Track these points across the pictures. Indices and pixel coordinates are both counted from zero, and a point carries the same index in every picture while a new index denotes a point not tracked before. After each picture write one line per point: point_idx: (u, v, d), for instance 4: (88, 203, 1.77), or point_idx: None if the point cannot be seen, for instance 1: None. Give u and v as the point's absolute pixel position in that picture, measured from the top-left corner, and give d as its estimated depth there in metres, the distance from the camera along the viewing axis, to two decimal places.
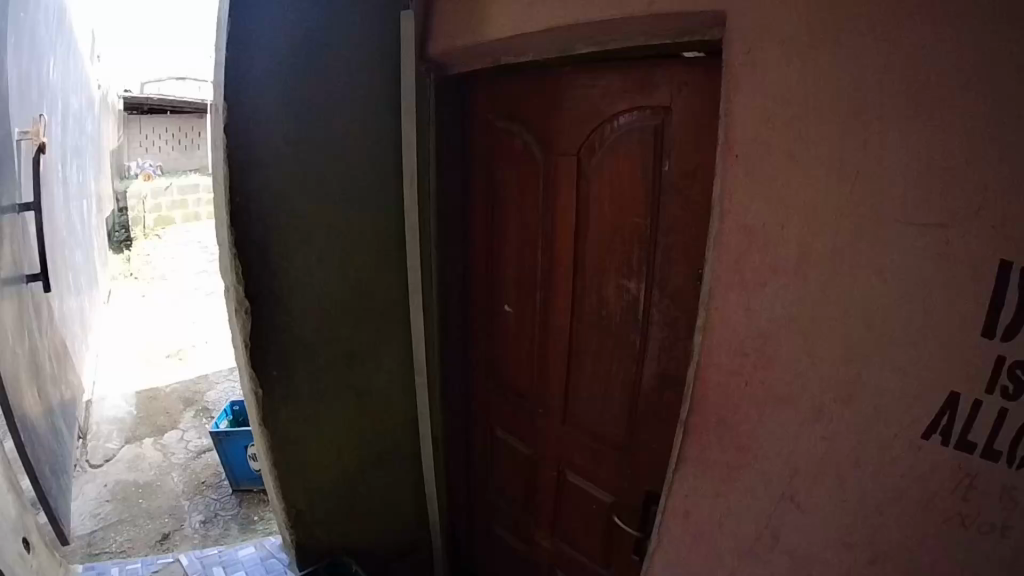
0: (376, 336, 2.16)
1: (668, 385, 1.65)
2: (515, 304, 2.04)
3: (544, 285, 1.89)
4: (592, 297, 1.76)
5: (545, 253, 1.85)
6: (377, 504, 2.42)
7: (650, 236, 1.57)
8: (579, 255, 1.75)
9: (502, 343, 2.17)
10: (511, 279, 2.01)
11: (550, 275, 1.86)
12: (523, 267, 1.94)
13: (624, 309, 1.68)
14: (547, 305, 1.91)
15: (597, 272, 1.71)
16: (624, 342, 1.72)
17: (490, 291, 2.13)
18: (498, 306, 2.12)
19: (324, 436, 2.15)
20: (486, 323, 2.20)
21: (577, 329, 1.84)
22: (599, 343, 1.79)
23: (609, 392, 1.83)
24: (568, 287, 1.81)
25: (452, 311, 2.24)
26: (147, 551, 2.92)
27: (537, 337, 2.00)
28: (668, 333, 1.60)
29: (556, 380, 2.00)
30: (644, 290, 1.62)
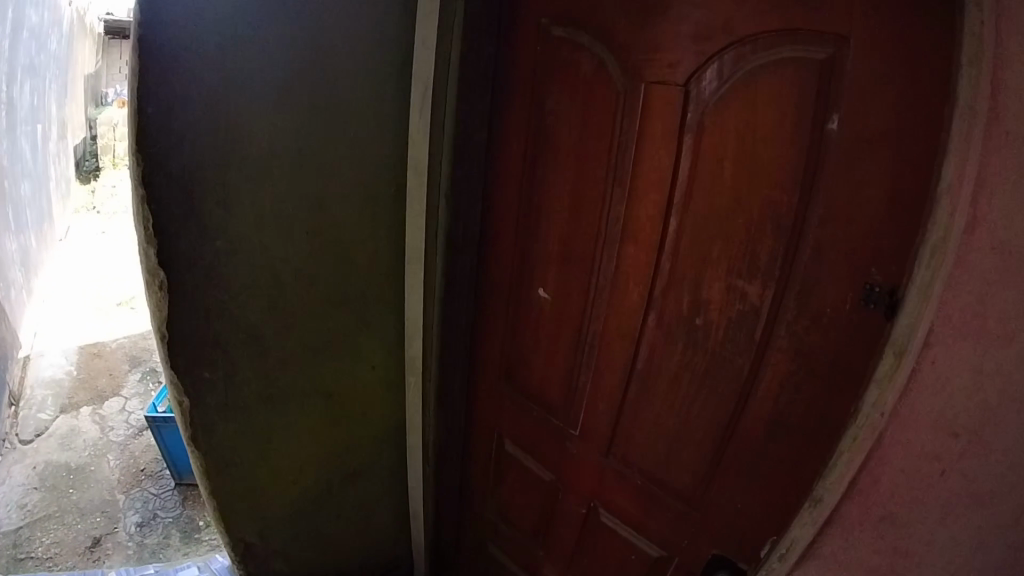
0: (357, 322, 1.53)
1: (779, 440, 1.12)
2: (557, 291, 1.44)
3: (602, 274, 1.33)
4: (680, 296, 1.20)
5: (617, 224, 1.27)
6: (350, 535, 1.84)
7: (792, 220, 1.01)
8: (672, 233, 1.18)
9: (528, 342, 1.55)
10: (549, 259, 1.43)
11: (621, 255, 1.28)
12: (578, 242, 1.36)
13: (730, 322, 1.13)
14: (613, 297, 1.32)
15: (697, 262, 1.15)
16: (722, 370, 1.17)
17: (521, 269, 1.50)
18: (531, 292, 1.51)
19: (283, 454, 1.55)
20: (508, 313, 1.58)
21: (657, 334, 1.27)
22: (686, 360, 1.23)
23: (689, 430, 1.26)
24: (646, 277, 1.25)
25: (456, 291, 1.61)
26: (75, 561, 2.50)
27: (589, 339, 1.41)
28: (791, 369, 1.07)
29: (605, 402, 1.42)
30: (762, 304, 1.08)
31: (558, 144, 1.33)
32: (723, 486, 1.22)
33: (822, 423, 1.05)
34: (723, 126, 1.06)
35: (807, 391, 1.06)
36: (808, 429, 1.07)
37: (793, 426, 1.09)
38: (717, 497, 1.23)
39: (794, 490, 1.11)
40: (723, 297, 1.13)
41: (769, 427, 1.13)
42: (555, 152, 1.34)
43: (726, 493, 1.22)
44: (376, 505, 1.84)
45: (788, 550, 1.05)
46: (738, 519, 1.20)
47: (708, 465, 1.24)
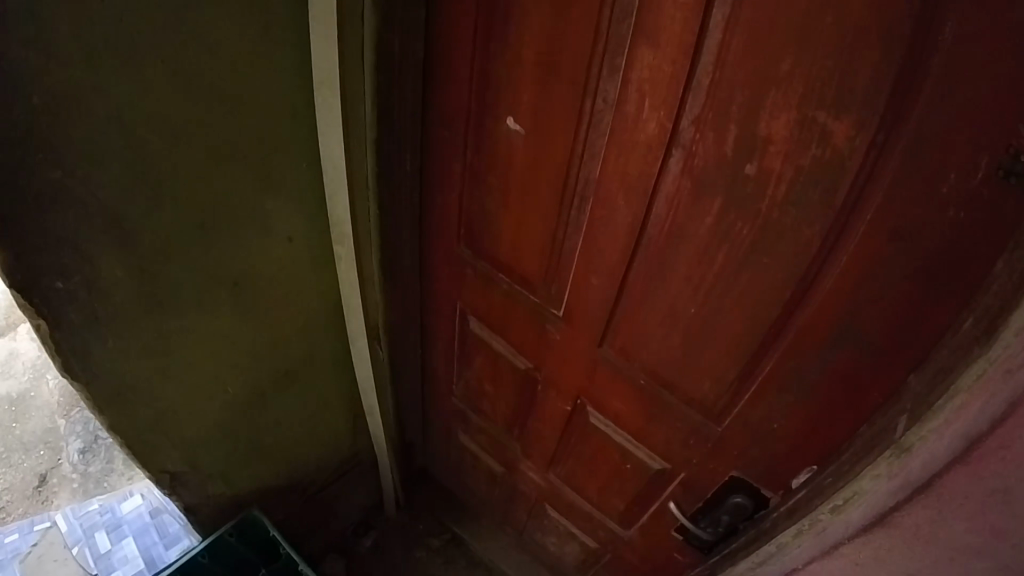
0: (265, 171, 0.93)
1: (843, 347, 0.80)
2: (529, 131, 0.92)
3: (590, 120, 0.86)
4: (716, 144, 0.77)
5: (625, 19, 0.75)
6: (312, 470, 1.39)
7: (930, 15, 0.57)
8: (717, 35, 0.70)
9: (488, 203, 0.99)
10: (514, 81, 0.89)
11: (628, 75, 0.79)
12: (557, 54, 0.83)
13: (794, 183, 0.74)
14: (615, 140, 0.85)
15: (750, 88, 0.71)
16: (770, 252, 0.80)
17: (475, 90, 0.94)
18: (493, 131, 0.96)
19: (198, 373, 1.02)
20: (468, 157, 1.01)
21: (682, 195, 0.83)
22: (718, 237, 0.83)
23: (718, 331, 0.89)
24: (664, 114, 0.79)
25: (399, 133, 0.99)
26: (27, 508, 1.76)
27: (580, 197, 0.93)
28: (873, 255, 0.73)
29: (602, 295, 0.94)
30: (846, 159, 0.69)
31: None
32: (757, 406, 0.89)
33: (913, 327, 0.74)
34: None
35: (899, 286, 0.73)
36: (884, 333, 0.76)
37: (862, 331, 0.78)
38: (749, 421, 0.90)
39: (851, 411, 0.82)
40: (785, 146, 0.72)
41: (832, 331, 0.80)
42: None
43: (759, 415, 0.89)
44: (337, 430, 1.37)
45: (848, 503, 0.79)
46: (768, 444, 0.91)
47: (736, 379, 0.90)
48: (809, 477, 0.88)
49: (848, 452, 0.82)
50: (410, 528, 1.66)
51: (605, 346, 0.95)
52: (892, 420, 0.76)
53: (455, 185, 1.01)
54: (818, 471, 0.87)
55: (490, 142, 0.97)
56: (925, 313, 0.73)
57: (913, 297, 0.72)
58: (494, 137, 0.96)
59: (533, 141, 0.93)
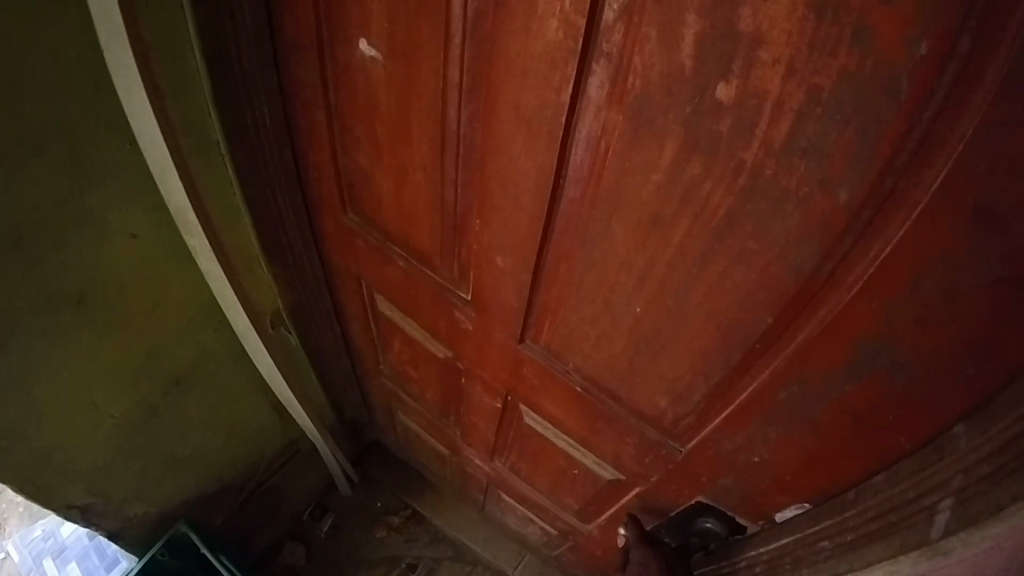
0: (76, 163, 0.66)
1: (863, 377, 0.56)
2: (389, 49, 0.59)
3: (465, 50, 0.55)
4: (666, 49, 0.48)
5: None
6: (247, 471, 1.22)
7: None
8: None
9: (360, 163, 0.69)
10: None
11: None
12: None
13: (798, 106, 0.46)
14: (500, 53, 0.54)
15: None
16: (749, 235, 0.52)
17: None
18: (343, 59, 0.63)
19: (73, 406, 0.81)
20: (333, 97, 0.67)
21: (613, 143, 0.53)
22: (667, 210, 0.53)
23: (679, 343, 0.61)
24: (572, 7, 0.50)
25: (244, 95, 0.67)
26: None
27: (461, 157, 0.61)
28: (927, 244, 0.48)
29: (506, 289, 0.65)
30: (900, 72, 0.41)
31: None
32: (736, 432, 0.65)
33: (979, 356, 0.50)
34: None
35: (967, 296, 0.48)
36: (930, 361, 0.53)
37: (886, 348, 0.54)
38: (721, 444, 0.67)
39: (865, 447, 0.61)
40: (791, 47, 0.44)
41: (851, 350, 0.55)
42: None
43: (736, 445, 0.67)
44: (272, 432, 1.19)
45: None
46: (743, 475, 0.69)
47: (703, 401, 0.64)
48: (798, 514, 0.71)
49: (859, 509, 0.63)
50: (368, 506, 1.52)
51: (527, 344, 0.69)
52: (905, 489, 0.59)
53: (321, 142, 0.71)
54: (811, 510, 0.69)
55: (340, 80, 0.65)
56: (996, 342, 0.49)
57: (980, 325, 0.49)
58: (346, 74, 0.64)
59: (398, 71, 0.60)
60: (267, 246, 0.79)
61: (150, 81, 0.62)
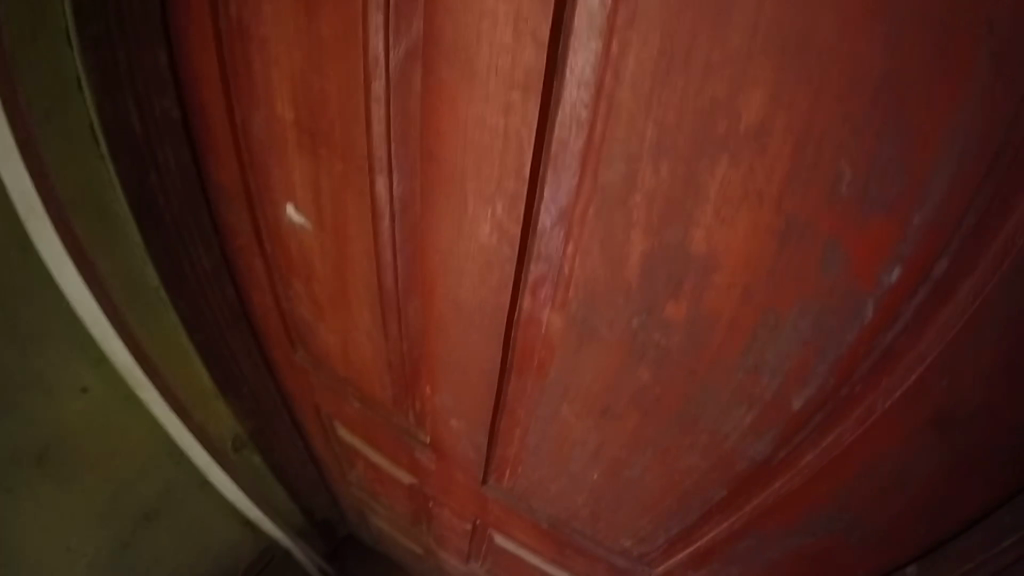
0: (15, 334, 0.66)
1: (818, 536, 0.58)
2: (319, 216, 0.57)
3: (401, 235, 0.52)
4: (610, 262, 0.44)
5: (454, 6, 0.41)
6: None
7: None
8: (593, 49, 0.38)
9: (305, 316, 0.66)
10: (295, 119, 0.53)
11: (459, 130, 0.45)
12: (348, 85, 0.49)
13: (754, 327, 0.45)
14: (433, 239, 0.50)
15: (677, 162, 0.40)
16: (699, 428, 0.52)
17: (240, 135, 0.58)
18: (274, 213, 0.60)
19: (43, 554, 0.81)
20: (268, 247, 0.64)
21: (558, 340, 0.50)
22: (614, 402, 0.52)
23: (640, 500, 0.60)
24: (504, 210, 0.45)
25: (178, 242, 0.66)
26: None
27: (405, 327, 0.58)
28: (886, 438, 0.48)
29: (463, 445, 0.63)
30: (854, 300, 0.41)
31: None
32: (703, 565, 0.65)
33: (929, 520, 0.52)
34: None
35: (919, 481, 0.50)
36: (884, 526, 0.54)
37: (845, 513, 0.55)
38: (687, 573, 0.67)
39: None
40: (747, 269, 0.42)
41: (812, 514, 0.56)
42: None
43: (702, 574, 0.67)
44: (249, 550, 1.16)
45: None
46: None
47: (665, 543, 0.64)
48: None
49: None
50: None
51: (490, 484, 0.67)
52: None
53: (263, 289, 0.68)
54: None
55: (278, 238, 0.62)
56: (941, 512, 0.51)
57: (923, 497, 0.50)
58: (279, 232, 0.61)
59: (328, 244, 0.58)
60: (219, 380, 0.77)
61: (74, 245, 0.61)
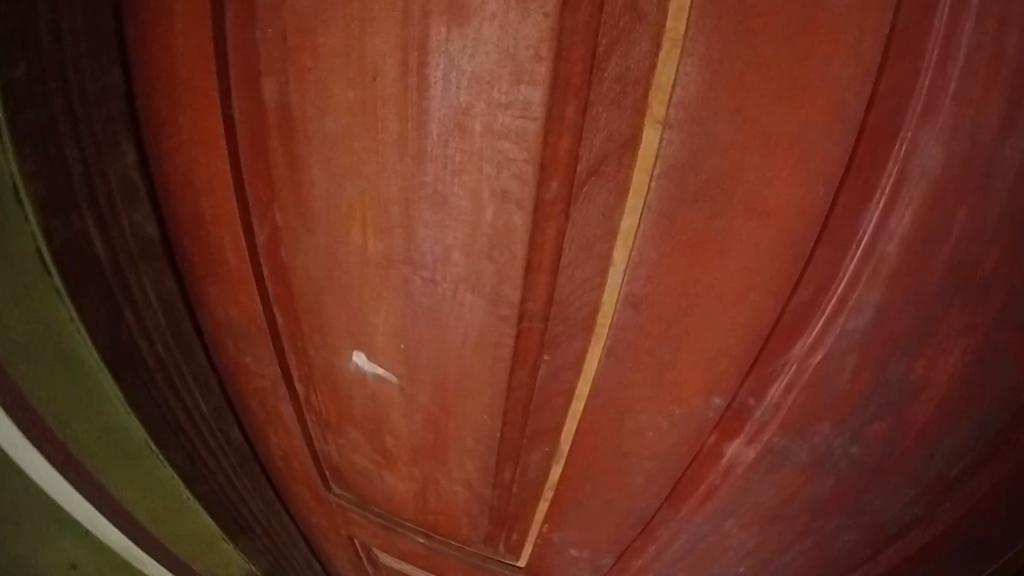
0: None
1: None
2: (412, 360, 0.43)
3: (550, 382, 0.42)
4: (824, 402, 0.40)
5: (731, 127, 0.32)
6: None
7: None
8: (891, 192, 0.33)
9: (357, 459, 0.51)
10: (397, 252, 0.39)
11: (694, 274, 0.36)
12: (498, 224, 0.36)
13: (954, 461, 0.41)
14: (610, 390, 0.41)
15: (920, 320, 0.36)
16: (866, 526, 0.45)
17: (272, 257, 0.43)
18: (328, 357, 0.45)
19: None
20: (301, 390, 0.49)
21: (733, 470, 0.44)
22: (789, 519, 0.47)
23: None
24: (723, 359, 0.40)
25: (169, 386, 0.49)
26: None
27: (523, 470, 0.47)
28: None
29: (578, 566, 0.55)
30: None
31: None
32: None
33: None
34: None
35: None
36: None
37: None
38: None
39: None
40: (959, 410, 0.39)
41: None
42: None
43: None
44: None
45: None
46: None
47: None
48: None
49: None
50: None
51: None
52: None
53: (291, 432, 0.51)
54: None
55: (329, 375, 0.47)
56: None
57: None
58: (330, 373, 0.46)
59: (424, 396, 0.44)
60: (231, 531, 0.58)
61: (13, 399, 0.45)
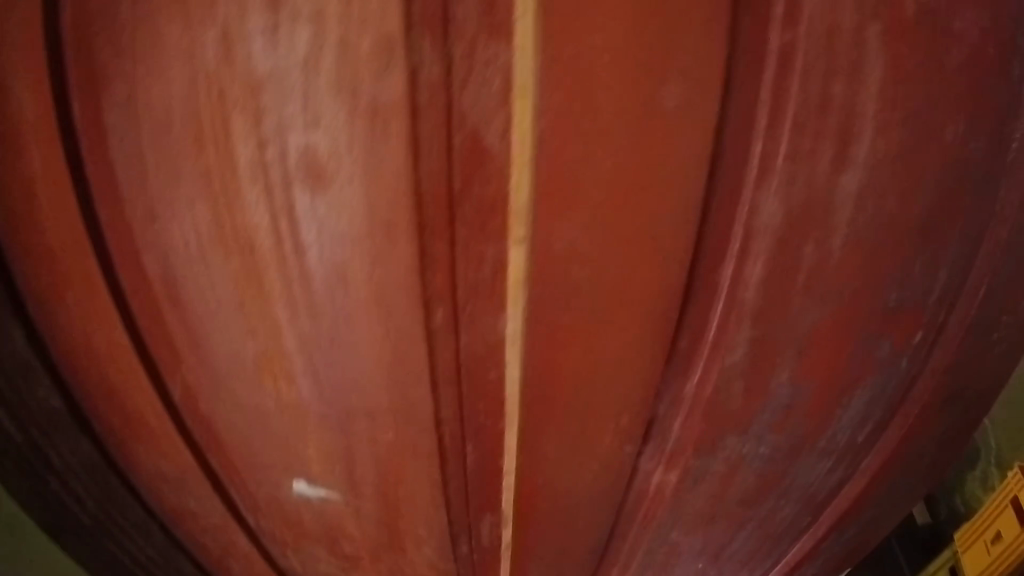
0: None
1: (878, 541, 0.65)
2: (351, 475, 0.45)
3: (480, 464, 0.44)
4: (722, 420, 0.44)
5: (587, 224, 0.36)
6: None
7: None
8: (740, 244, 0.38)
9: (325, 566, 0.53)
10: (310, 389, 0.41)
11: (586, 350, 0.40)
12: (402, 349, 0.39)
13: (837, 422, 0.49)
14: (537, 464, 0.44)
15: (778, 335, 0.42)
16: (798, 496, 0.53)
17: (192, 409, 0.45)
18: (270, 490, 0.47)
19: None
20: (251, 519, 0.50)
21: (663, 497, 0.48)
22: (724, 514, 0.52)
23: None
24: (625, 413, 0.43)
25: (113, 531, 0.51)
26: None
27: (478, 544, 0.50)
28: (923, 454, 0.57)
29: None
30: (904, 377, 0.50)
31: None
32: None
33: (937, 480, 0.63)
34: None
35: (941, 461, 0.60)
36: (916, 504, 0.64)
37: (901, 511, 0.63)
38: None
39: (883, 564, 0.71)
40: (832, 387, 0.46)
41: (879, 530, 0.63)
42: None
43: None
44: None
45: None
46: None
47: None
48: None
49: None
50: None
51: None
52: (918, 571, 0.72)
53: (252, 555, 0.53)
54: None
55: (275, 503, 0.48)
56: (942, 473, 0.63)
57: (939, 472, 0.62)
58: (277, 500, 0.48)
59: (370, 502, 0.46)
60: None
61: None
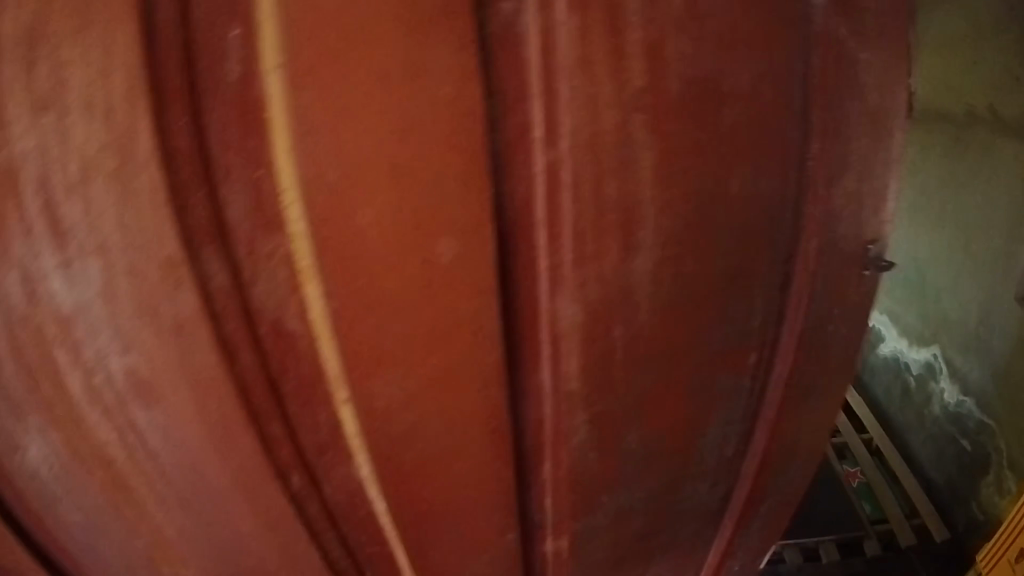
0: None
1: None
2: None
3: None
4: (586, 486, 0.49)
5: (403, 376, 0.40)
6: None
7: (846, 151, 0.49)
8: (550, 352, 0.43)
9: None
10: (203, 557, 0.45)
11: (439, 470, 0.44)
12: (272, 512, 0.42)
13: (701, 453, 0.54)
14: (433, 567, 0.48)
15: (610, 408, 0.47)
16: (693, 515, 0.58)
17: None
18: None
19: None
20: None
21: (560, 560, 0.52)
22: (628, 553, 0.57)
23: None
24: (497, 509, 0.47)
25: None
26: None
27: None
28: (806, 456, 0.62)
29: None
30: (751, 398, 0.55)
31: (85, 197, 0.32)
32: None
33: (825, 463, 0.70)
34: (591, 22, 0.37)
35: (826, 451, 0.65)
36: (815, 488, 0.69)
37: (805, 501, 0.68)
38: None
39: None
40: (680, 429, 0.51)
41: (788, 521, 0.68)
42: (56, 232, 0.33)
43: None
44: None
45: None
46: None
47: None
48: None
49: None
50: None
51: None
52: None
53: None
54: None
55: None
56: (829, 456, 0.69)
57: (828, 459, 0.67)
58: None
59: None
60: None
61: None
